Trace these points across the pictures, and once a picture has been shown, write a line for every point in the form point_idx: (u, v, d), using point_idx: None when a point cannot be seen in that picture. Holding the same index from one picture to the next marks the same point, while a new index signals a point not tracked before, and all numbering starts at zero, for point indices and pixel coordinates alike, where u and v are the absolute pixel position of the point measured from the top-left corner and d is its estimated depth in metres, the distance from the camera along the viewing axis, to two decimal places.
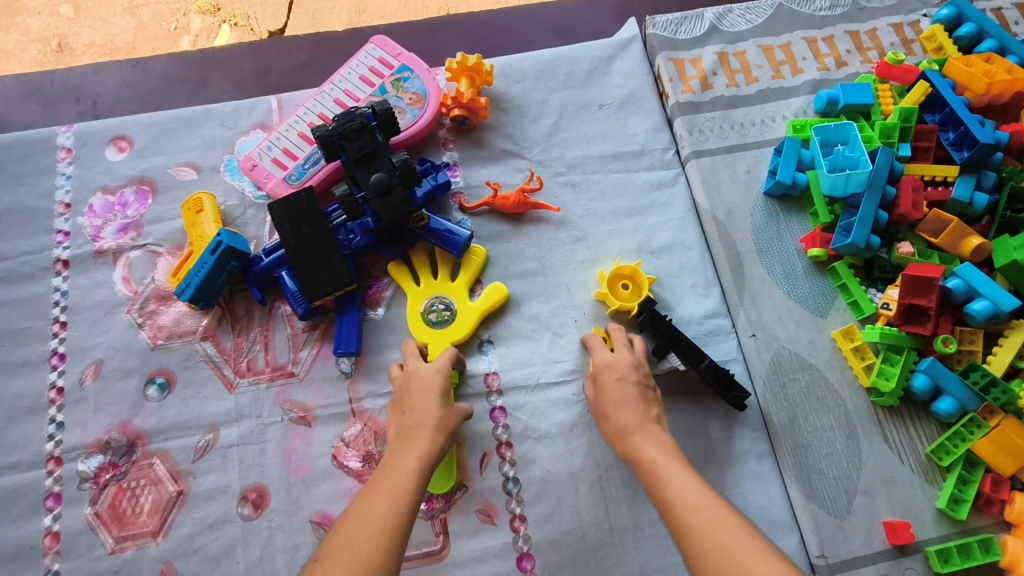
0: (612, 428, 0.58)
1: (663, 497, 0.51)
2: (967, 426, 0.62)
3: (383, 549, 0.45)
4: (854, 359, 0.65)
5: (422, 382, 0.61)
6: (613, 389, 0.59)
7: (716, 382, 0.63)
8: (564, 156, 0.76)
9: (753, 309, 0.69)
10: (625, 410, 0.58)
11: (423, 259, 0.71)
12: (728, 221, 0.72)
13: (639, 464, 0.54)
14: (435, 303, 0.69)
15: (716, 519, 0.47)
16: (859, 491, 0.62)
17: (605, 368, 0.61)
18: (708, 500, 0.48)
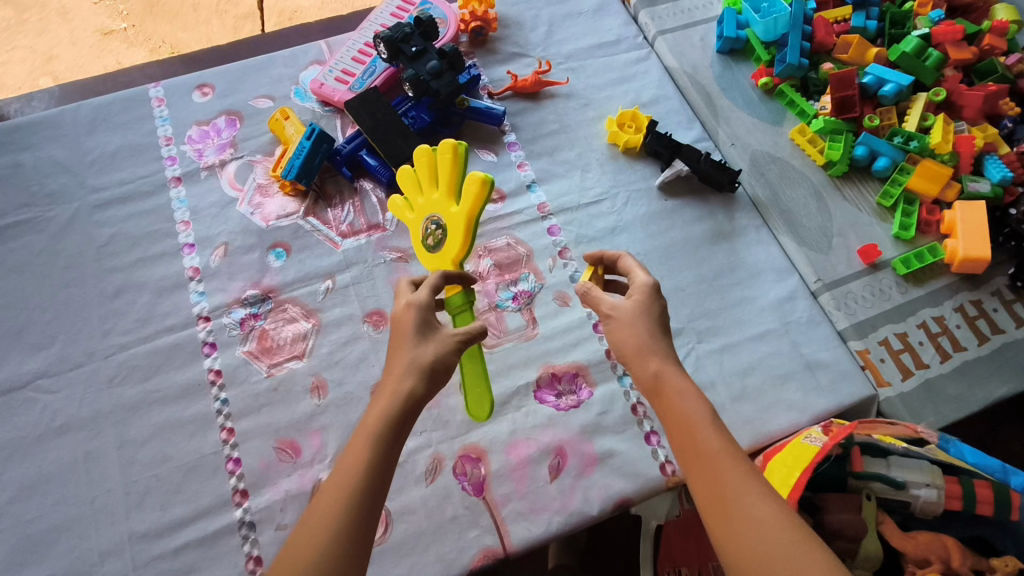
0: (635, 344, 0.53)
1: (694, 449, 0.48)
2: (900, 174, 0.83)
3: (340, 536, 0.44)
4: (809, 147, 0.87)
5: (408, 325, 0.54)
6: (639, 319, 0.55)
7: (713, 170, 0.83)
8: (561, 51, 0.97)
9: (728, 128, 0.89)
10: (651, 333, 0.54)
11: (409, 179, 0.68)
12: (695, 74, 0.94)
13: (669, 399, 0.51)
14: (431, 223, 0.66)
15: (740, 489, 0.45)
16: (835, 234, 0.82)
17: (637, 292, 0.56)
18: (740, 464, 0.47)
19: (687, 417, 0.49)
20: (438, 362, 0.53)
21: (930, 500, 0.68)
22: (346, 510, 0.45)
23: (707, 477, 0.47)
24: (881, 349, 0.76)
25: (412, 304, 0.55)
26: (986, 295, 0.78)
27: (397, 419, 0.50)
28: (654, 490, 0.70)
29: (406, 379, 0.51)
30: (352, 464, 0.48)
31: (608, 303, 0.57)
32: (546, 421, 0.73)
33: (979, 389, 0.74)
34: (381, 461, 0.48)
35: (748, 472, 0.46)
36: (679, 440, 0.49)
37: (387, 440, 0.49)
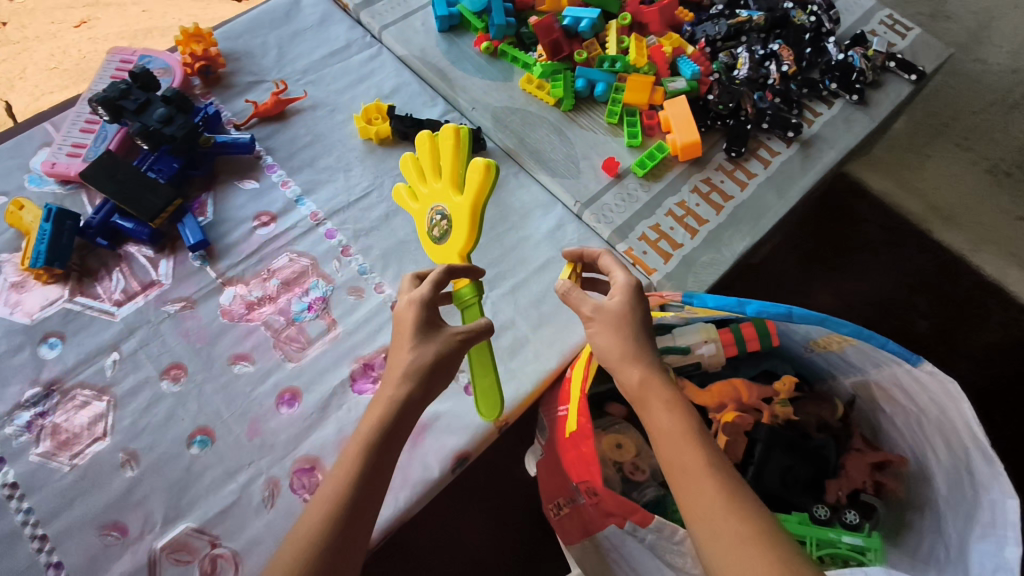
0: (620, 351, 0.58)
1: (674, 454, 0.52)
2: (616, 93, 0.93)
3: (325, 535, 0.51)
4: (539, 92, 0.95)
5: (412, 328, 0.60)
6: (617, 330, 0.59)
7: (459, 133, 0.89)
8: (296, 68, 0.99)
9: (466, 94, 0.96)
10: (619, 341, 0.58)
11: (413, 167, 0.76)
12: (425, 56, 1.00)
13: (653, 408, 0.55)
14: (438, 212, 0.74)
15: (710, 491, 0.49)
16: (580, 159, 0.91)
17: (618, 299, 0.60)
18: (722, 472, 0.50)
19: (666, 430, 0.53)
20: (437, 361, 0.59)
21: (713, 353, 0.78)
22: (329, 521, 0.52)
23: (683, 482, 0.51)
24: (642, 243, 0.85)
25: (413, 304, 0.61)
26: (712, 171, 0.90)
27: (384, 432, 0.57)
28: (483, 434, 0.74)
29: (391, 392, 0.58)
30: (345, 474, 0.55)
31: (590, 307, 0.61)
32: (368, 409, 0.75)
33: (724, 249, 0.85)
34: (368, 469, 0.55)
35: (722, 477, 0.50)
36: (664, 453, 0.53)
37: (377, 455, 0.56)
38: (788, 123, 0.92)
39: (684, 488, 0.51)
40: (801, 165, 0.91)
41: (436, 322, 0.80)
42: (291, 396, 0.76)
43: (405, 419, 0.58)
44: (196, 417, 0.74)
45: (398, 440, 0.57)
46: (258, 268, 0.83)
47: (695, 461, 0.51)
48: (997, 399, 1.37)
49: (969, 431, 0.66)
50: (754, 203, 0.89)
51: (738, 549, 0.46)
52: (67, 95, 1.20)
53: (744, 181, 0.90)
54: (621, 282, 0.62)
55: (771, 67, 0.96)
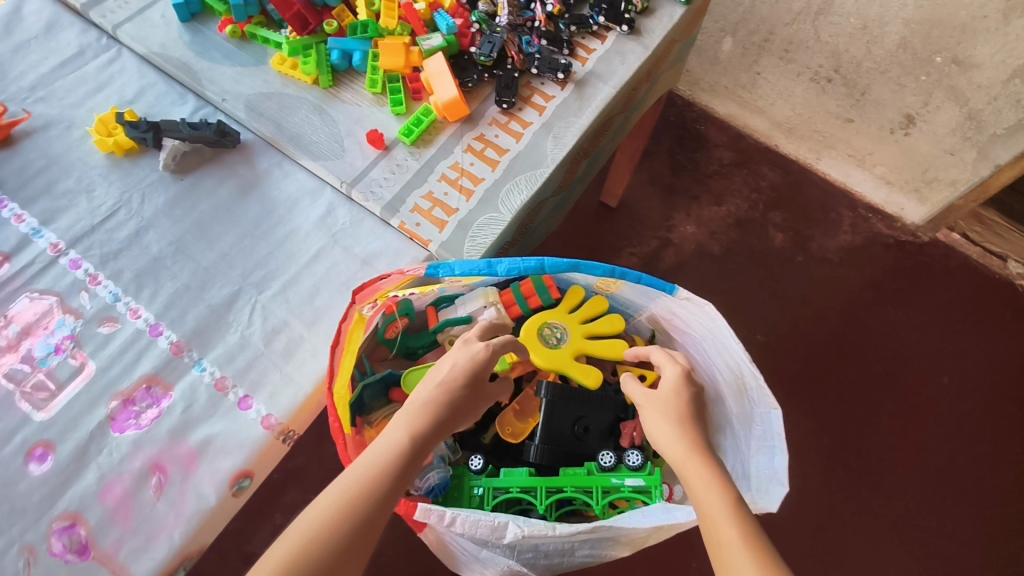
0: (671, 439, 0.55)
1: (714, 532, 0.49)
2: (374, 60, 0.88)
3: (350, 510, 0.49)
4: (293, 72, 0.88)
5: (466, 371, 0.59)
6: (669, 415, 0.57)
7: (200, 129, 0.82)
8: (22, 85, 0.89)
9: (215, 86, 0.88)
10: (679, 430, 0.56)
11: (568, 302, 0.75)
12: (166, 51, 0.91)
13: (692, 486, 0.52)
14: (547, 325, 0.75)
15: (745, 566, 0.46)
16: (345, 136, 0.85)
17: (671, 383, 0.59)
18: (757, 542, 0.48)
19: (718, 509, 0.50)
20: (472, 397, 0.59)
21: (497, 319, 0.73)
22: (331, 533, 0.48)
23: (719, 555, 0.48)
24: (415, 215, 0.80)
25: (465, 357, 0.59)
26: (485, 127, 0.86)
27: (411, 453, 0.54)
28: (262, 448, 0.69)
29: (443, 393, 0.58)
30: (359, 477, 0.52)
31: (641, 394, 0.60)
32: (132, 447, 0.69)
33: (502, 206, 0.81)
34: (385, 485, 0.52)
35: (749, 534, 0.48)
36: (706, 533, 0.50)
37: (399, 471, 0.53)
38: (556, 64, 0.88)
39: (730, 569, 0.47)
40: (576, 106, 0.88)
41: (201, 339, 0.74)
42: (43, 451, 0.68)
43: (429, 442, 0.56)
44: None
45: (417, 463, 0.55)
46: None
47: (745, 535, 0.48)
48: (846, 300, 1.48)
49: (733, 347, 0.66)
50: (531, 153, 0.84)
51: None
52: None
53: (519, 132, 0.86)
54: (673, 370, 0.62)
55: (535, 8, 0.92)
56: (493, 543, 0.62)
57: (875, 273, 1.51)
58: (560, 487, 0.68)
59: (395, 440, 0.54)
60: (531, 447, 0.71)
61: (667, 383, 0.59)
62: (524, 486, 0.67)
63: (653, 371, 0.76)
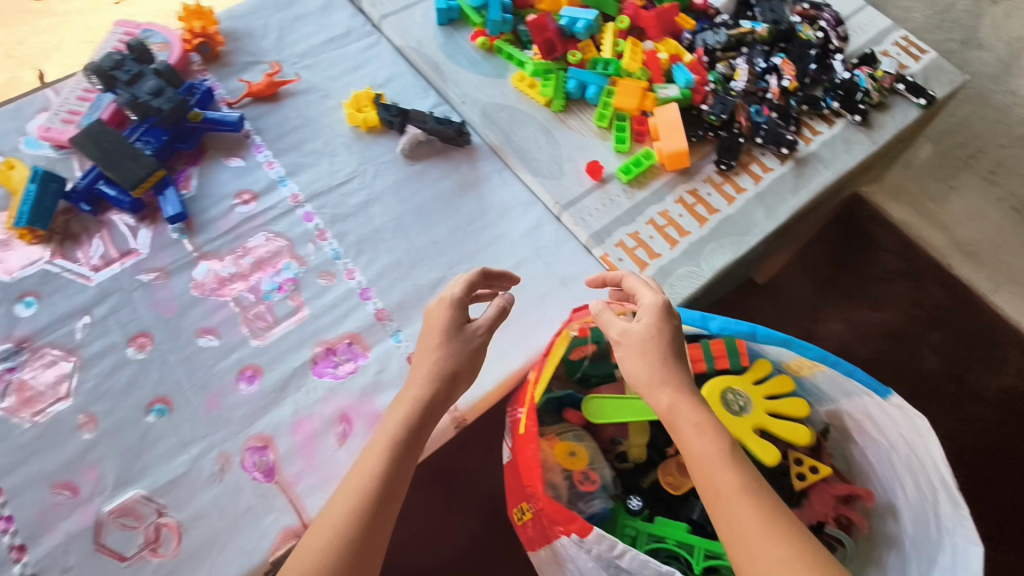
0: (648, 377, 0.59)
1: (711, 482, 0.54)
2: (608, 96, 0.92)
3: (350, 513, 0.57)
4: (529, 91, 0.94)
5: (435, 328, 0.67)
6: (641, 354, 0.60)
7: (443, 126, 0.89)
8: (295, 51, 1.00)
9: (457, 88, 0.95)
10: (660, 367, 0.59)
11: (754, 375, 0.76)
12: (421, 48, 0.99)
13: (685, 433, 0.56)
14: (730, 390, 0.75)
15: (740, 508, 0.52)
16: (566, 161, 0.90)
17: (648, 320, 0.61)
18: (759, 499, 0.53)
19: (712, 457, 0.54)
20: (463, 355, 0.66)
21: None
22: (355, 515, 0.57)
23: (722, 504, 0.53)
24: (619, 250, 0.83)
25: (444, 305, 0.68)
26: (700, 183, 0.88)
27: (411, 428, 0.63)
28: (439, 430, 0.74)
29: (440, 370, 0.65)
30: (379, 458, 0.61)
31: (618, 329, 0.62)
32: (326, 393, 0.75)
33: (704, 263, 0.83)
34: (393, 463, 0.60)
35: (745, 482, 0.53)
36: (700, 479, 0.55)
37: (398, 450, 0.61)
38: (782, 139, 0.88)
39: (728, 516, 0.52)
40: (792, 184, 0.89)
41: (403, 313, 0.80)
42: (252, 373, 0.76)
43: (430, 414, 0.64)
44: (157, 385, 0.75)
45: (422, 432, 0.64)
46: (233, 245, 0.84)
47: (733, 487, 0.53)
48: (1003, 448, 1.31)
49: (933, 467, 0.63)
50: (740, 218, 0.86)
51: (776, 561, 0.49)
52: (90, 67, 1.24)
53: (732, 195, 0.88)
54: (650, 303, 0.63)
55: (771, 80, 0.94)
56: None
57: None
58: (721, 554, 0.66)
59: (392, 427, 0.62)
60: (697, 506, 0.71)
61: (641, 312, 0.62)
62: (681, 540, 0.67)
63: (823, 468, 0.75)
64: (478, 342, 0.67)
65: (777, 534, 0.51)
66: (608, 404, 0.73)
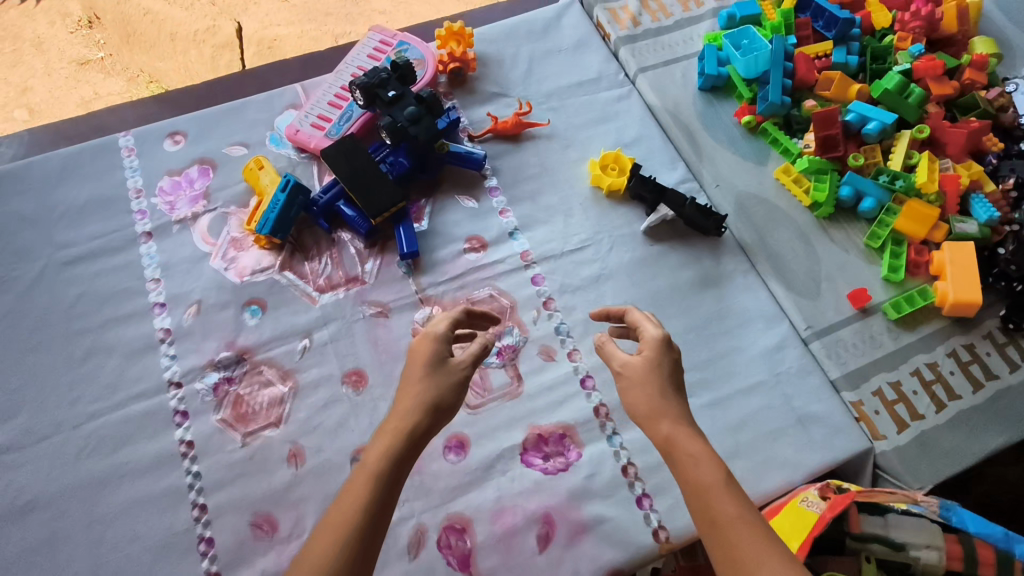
0: (647, 409, 0.54)
1: (707, 506, 0.49)
2: (887, 214, 0.82)
3: (336, 559, 0.47)
4: (794, 187, 0.85)
5: (427, 363, 0.56)
6: (643, 382, 0.55)
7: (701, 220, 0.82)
8: (541, 90, 0.94)
9: (712, 167, 0.88)
10: (659, 397, 0.54)
11: None
12: (678, 112, 0.91)
13: (681, 461, 0.51)
14: None
15: (755, 552, 0.46)
16: (824, 278, 0.81)
17: (648, 353, 0.55)
18: (764, 541, 0.46)
19: (707, 488, 0.49)
20: (453, 388, 0.56)
21: (932, 563, 0.64)
22: (343, 545, 0.47)
23: (716, 533, 0.47)
24: (875, 400, 0.74)
25: (429, 338, 0.58)
26: (978, 338, 0.77)
27: (389, 472, 0.51)
28: (646, 558, 0.67)
29: (416, 407, 0.55)
30: (358, 497, 0.50)
31: (619, 360, 0.56)
32: (533, 486, 0.70)
33: (975, 439, 0.72)
34: (374, 502, 0.50)
35: (744, 513, 0.47)
36: (699, 512, 0.49)
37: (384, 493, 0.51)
38: None
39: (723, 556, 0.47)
40: None
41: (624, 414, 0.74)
42: (459, 444, 0.72)
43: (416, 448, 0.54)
44: (364, 433, 0.72)
45: (403, 473, 0.52)
46: (458, 295, 0.80)
47: (732, 521, 0.47)
48: None
49: None
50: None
51: None
52: (295, 37, 1.25)
53: (1016, 361, 0.75)
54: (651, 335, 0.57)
55: None
56: None
57: None
58: None
59: (370, 464, 0.51)
60: None
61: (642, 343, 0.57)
62: None
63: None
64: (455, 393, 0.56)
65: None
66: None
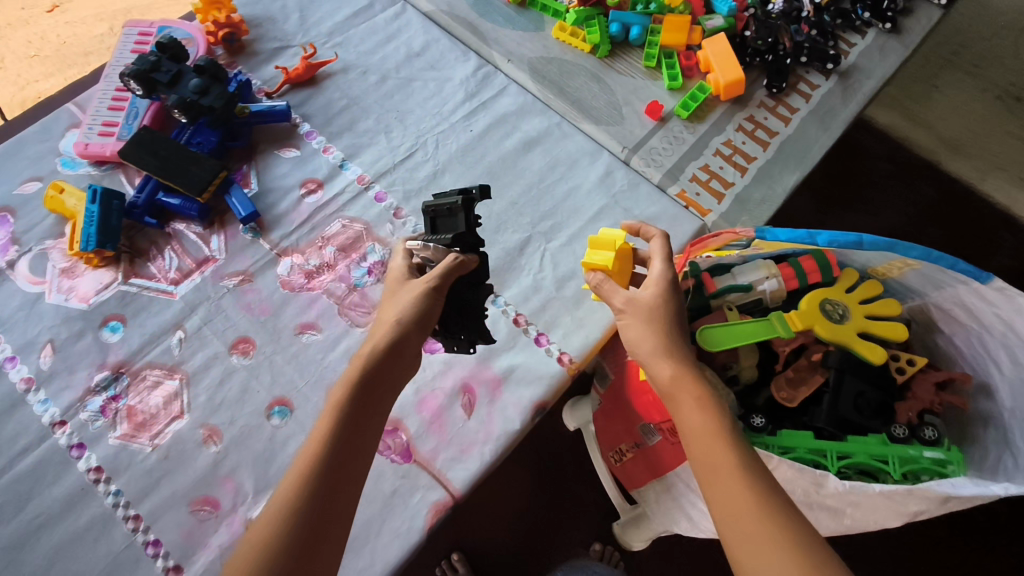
0: (650, 347, 0.59)
1: (706, 454, 0.53)
2: (652, 35, 0.92)
3: (306, 476, 0.50)
4: (573, 40, 0.94)
5: (393, 287, 0.62)
6: (645, 315, 0.61)
7: (455, 338, 0.64)
8: (321, 30, 0.96)
9: (500, 47, 0.94)
10: (658, 333, 0.59)
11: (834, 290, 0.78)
12: (453, 10, 0.97)
13: (683, 407, 0.56)
14: (829, 301, 0.77)
15: (733, 474, 0.51)
16: (623, 105, 0.90)
17: (652, 287, 0.62)
18: (756, 473, 0.51)
19: (703, 434, 0.53)
20: (420, 312, 0.58)
21: (775, 289, 0.79)
22: (316, 455, 0.51)
23: (749, 543, 0.48)
24: (694, 185, 0.85)
25: (398, 270, 0.64)
26: (755, 108, 0.90)
27: (377, 363, 0.56)
28: (559, 383, 0.75)
29: (393, 322, 0.58)
30: (329, 419, 0.53)
31: (621, 300, 0.63)
32: (443, 367, 0.75)
33: (776, 184, 0.85)
34: (347, 425, 0.53)
35: (746, 458, 0.52)
36: (697, 450, 0.53)
37: (367, 394, 0.55)
38: (826, 55, 0.91)
39: (714, 487, 0.51)
40: (841, 97, 0.92)
41: (498, 278, 0.80)
42: None
43: (393, 365, 0.57)
44: (271, 388, 0.73)
45: (385, 386, 0.56)
46: (312, 237, 0.82)
47: (724, 464, 0.51)
48: None
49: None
50: (799, 137, 0.89)
51: (775, 544, 0.47)
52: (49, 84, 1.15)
53: (787, 116, 0.90)
54: (656, 275, 0.63)
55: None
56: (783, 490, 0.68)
57: None
58: (851, 453, 0.69)
59: (340, 386, 0.55)
60: (821, 413, 0.74)
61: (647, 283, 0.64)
62: (813, 449, 0.70)
63: (921, 358, 0.77)
64: (416, 301, 0.58)
65: (782, 502, 0.49)
66: (722, 332, 0.74)
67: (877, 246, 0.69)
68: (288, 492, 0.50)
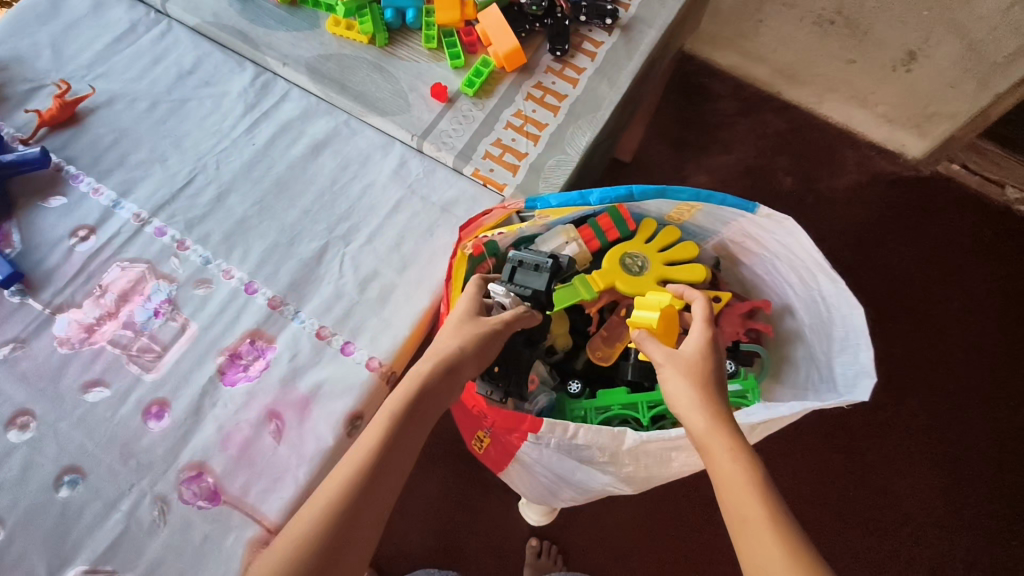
0: (689, 400, 0.57)
1: (732, 505, 0.51)
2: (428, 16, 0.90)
3: (330, 505, 0.51)
4: (349, 34, 0.90)
5: (461, 318, 0.65)
6: (686, 373, 0.59)
7: (499, 380, 0.71)
8: (80, 63, 0.88)
9: (274, 51, 0.89)
10: (694, 390, 0.57)
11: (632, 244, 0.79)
12: (220, 21, 0.91)
13: (714, 455, 0.53)
14: (628, 255, 0.79)
15: (763, 526, 0.48)
16: (409, 92, 0.87)
17: (692, 347, 0.61)
18: (785, 524, 0.48)
19: (735, 480, 0.51)
20: (478, 340, 0.64)
21: (578, 253, 0.79)
22: (350, 478, 0.53)
23: None
24: (488, 161, 0.83)
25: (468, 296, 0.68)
26: (541, 75, 0.90)
27: (417, 393, 0.58)
28: (371, 390, 0.72)
29: (444, 346, 0.62)
30: (374, 434, 0.55)
31: (662, 355, 0.61)
32: (246, 398, 0.72)
33: (570, 147, 0.85)
34: (394, 441, 0.55)
35: (772, 509, 0.49)
36: (725, 500, 0.51)
37: (406, 421, 0.57)
38: (604, 11, 0.91)
39: (742, 539, 0.49)
40: (625, 51, 0.92)
41: (295, 293, 0.77)
42: (160, 408, 0.71)
43: (427, 402, 0.59)
44: (58, 458, 0.68)
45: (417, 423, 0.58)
46: (89, 286, 0.76)
47: (754, 516, 0.49)
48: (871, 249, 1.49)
49: (806, 263, 0.73)
50: (589, 97, 0.88)
51: None
52: None
53: (575, 78, 0.89)
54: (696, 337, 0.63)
55: None
56: (605, 454, 0.68)
57: (880, 212, 1.57)
58: (660, 402, 0.73)
59: (396, 397, 0.58)
60: (630, 366, 0.77)
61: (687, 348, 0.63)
62: (624, 403, 0.74)
63: (725, 295, 0.79)
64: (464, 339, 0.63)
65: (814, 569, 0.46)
66: None
67: (646, 195, 0.70)
68: (305, 520, 0.51)
